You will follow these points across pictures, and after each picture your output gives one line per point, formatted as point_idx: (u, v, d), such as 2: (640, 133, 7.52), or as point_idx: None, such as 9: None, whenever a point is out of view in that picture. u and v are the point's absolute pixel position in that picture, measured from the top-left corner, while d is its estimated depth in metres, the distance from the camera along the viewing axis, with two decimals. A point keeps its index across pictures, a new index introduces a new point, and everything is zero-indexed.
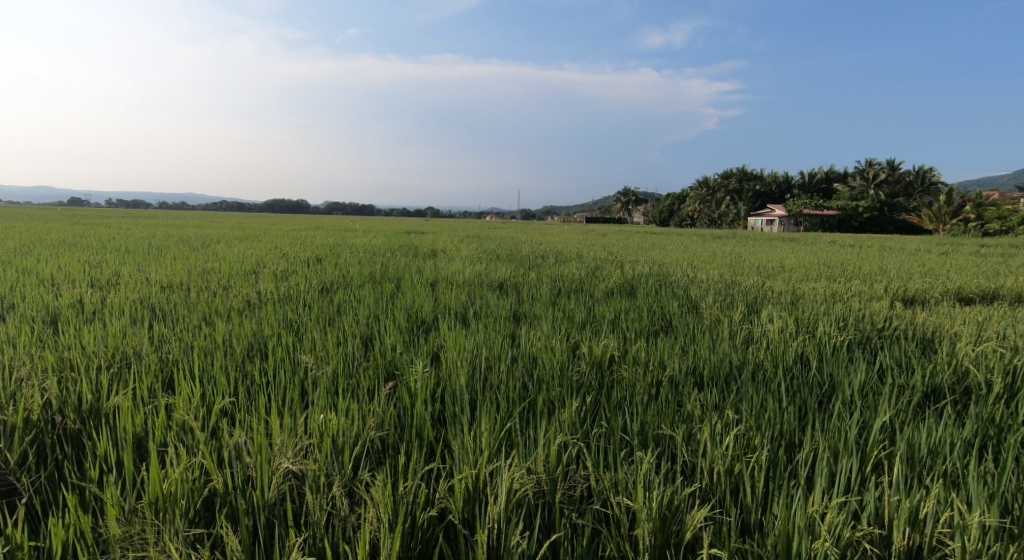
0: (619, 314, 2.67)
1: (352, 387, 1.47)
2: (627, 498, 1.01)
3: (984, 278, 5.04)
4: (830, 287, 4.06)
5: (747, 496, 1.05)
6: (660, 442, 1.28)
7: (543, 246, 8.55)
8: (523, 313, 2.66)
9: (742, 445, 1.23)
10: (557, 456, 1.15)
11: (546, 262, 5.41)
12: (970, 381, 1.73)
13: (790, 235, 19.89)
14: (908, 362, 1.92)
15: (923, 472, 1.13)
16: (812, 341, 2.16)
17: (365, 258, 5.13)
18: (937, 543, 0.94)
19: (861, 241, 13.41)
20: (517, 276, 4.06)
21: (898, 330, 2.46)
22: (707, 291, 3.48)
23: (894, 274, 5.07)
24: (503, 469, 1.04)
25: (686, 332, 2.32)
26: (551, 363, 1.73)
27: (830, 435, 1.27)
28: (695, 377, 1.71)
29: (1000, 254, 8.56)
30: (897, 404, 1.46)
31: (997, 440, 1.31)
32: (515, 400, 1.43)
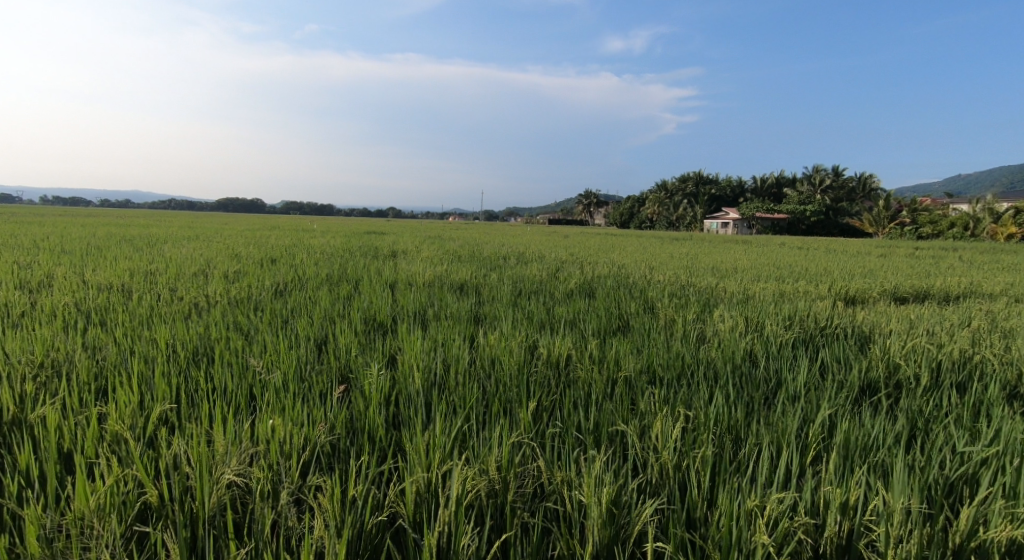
0: (577, 314, 2.72)
1: (303, 390, 1.44)
2: (579, 495, 1.03)
3: (918, 279, 5.35)
4: (778, 287, 4.22)
5: (693, 491, 1.08)
6: (614, 439, 1.31)
7: (503, 246, 8.60)
8: (483, 313, 2.67)
9: (692, 441, 1.26)
10: (511, 456, 1.16)
11: (506, 263, 5.43)
12: (901, 376, 1.84)
13: (740, 237, 20.65)
14: (847, 358, 2.02)
15: (856, 462, 1.19)
16: (760, 340, 2.25)
17: (322, 259, 5.02)
18: (865, 529, 0.99)
19: (807, 243, 14.11)
20: (478, 276, 4.07)
21: (839, 328, 2.59)
22: (663, 292, 3.58)
23: (837, 275, 5.31)
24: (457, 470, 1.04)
25: (641, 331, 2.39)
26: (508, 363, 1.73)
27: (773, 430, 1.32)
28: (648, 375, 1.75)
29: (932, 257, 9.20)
30: (836, 400, 1.53)
31: (924, 429, 1.40)
32: (471, 401, 1.43)
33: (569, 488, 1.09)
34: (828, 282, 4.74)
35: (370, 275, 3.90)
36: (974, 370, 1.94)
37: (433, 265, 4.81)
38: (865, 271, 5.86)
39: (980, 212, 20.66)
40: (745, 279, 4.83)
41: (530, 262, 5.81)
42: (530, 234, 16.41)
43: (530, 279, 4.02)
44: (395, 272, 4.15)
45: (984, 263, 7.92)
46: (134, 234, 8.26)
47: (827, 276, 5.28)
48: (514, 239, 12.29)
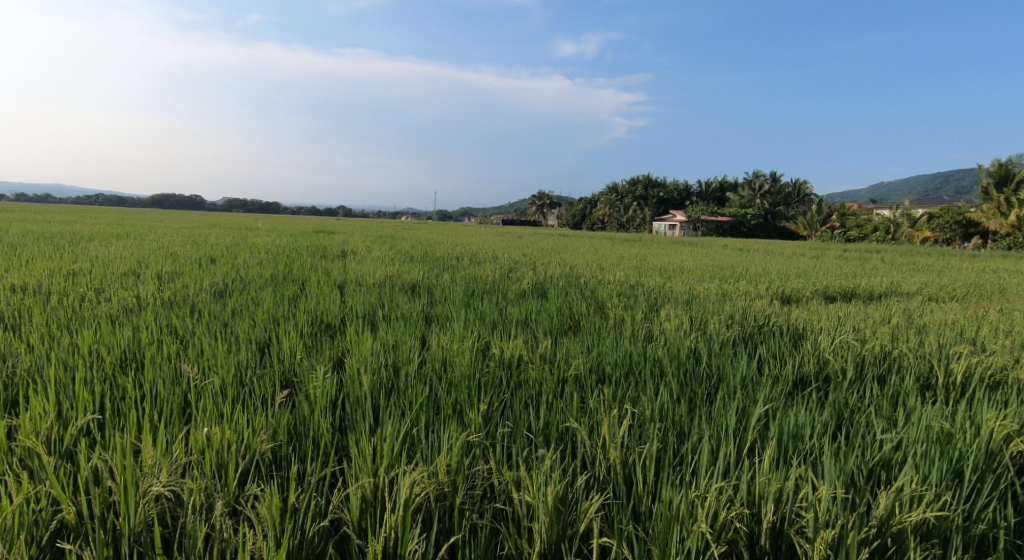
0: (529, 314, 2.74)
1: (242, 396, 1.38)
2: (527, 495, 1.03)
3: (846, 279, 5.69)
4: (721, 287, 4.39)
5: (638, 486, 1.11)
6: (562, 437, 1.32)
7: (456, 247, 8.55)
8: (434, 314, 2.64)
9: (638, 438, 1.29)
10: (460, 458, 1.15)
11: (458, 263, 5.40)
12: (830, 370, 1.95)
13: (685, 238, 21.35)
14: (782, 354, 2.13)
15: (788, 453, 1.25)
16: (704, 338, 2.33)
17: (265, 258, 4.83)
18: (796, 516, 1.04)
19: (746, 245, 14.76)
20: (429, 276, 4.03)
21: (775, 325, 2.73)
22: (612, 292, 3.65)
23: (774, 276, 5.58)
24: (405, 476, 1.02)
25: (591, 330, 2.43)
26: (459, 363, 1.72)
27: (714, 425, 1.37)
28: (597, 374, 1.78)
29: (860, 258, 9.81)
30: (772, 394, 1.61)
31: (850, 420, 1.49)
32: (421, 403, 1.41)
33: (517, 488, 1.09)
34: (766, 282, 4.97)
35: (317, 275, 3.79)
36: (894, 364, 2.08)
37: (383, 265, 4.72)
38: (800, 272, 6.18)
39: (901, 218, 22.19)
40: (690, 279, 4.99)
41: (483, 262, 5.81)
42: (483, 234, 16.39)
43: (482, 280, 4.01)
44: (344, 272, 4.05)
45: (904, 264, 8.51)
46: (55, 230, 7.69)
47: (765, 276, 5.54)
48: (466, 239, 12.25)
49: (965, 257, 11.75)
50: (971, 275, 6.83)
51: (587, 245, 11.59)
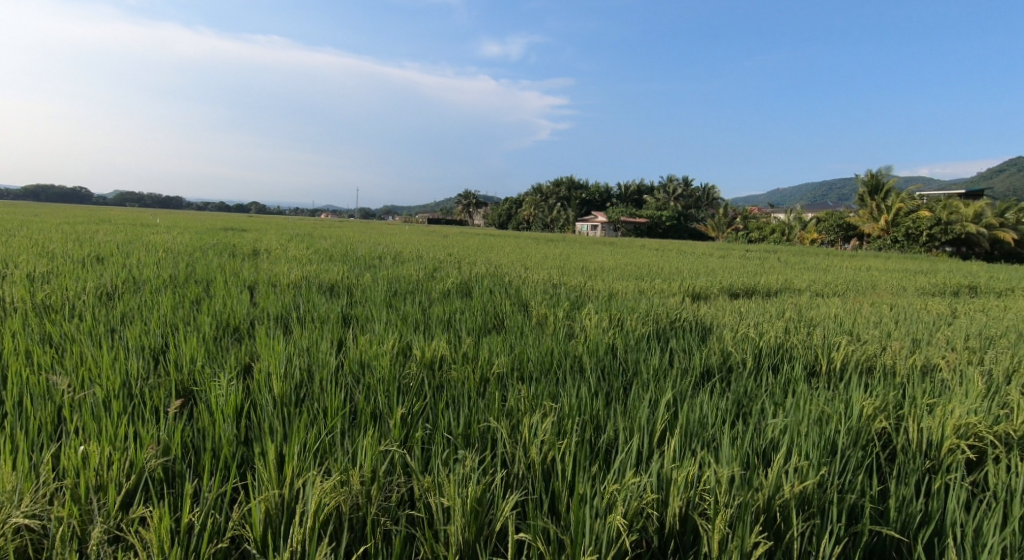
0: (453, 313, 2.71)
1: (130, 408, 1.25)
2: (445, 497, 1.01)
3: (748, 276, 6.13)
4: (637, 285, 4.58)
5: (556, 481, 1.13)
6: (483, 436, 1.32)
7: (378, 245, 8.33)
8: (353, 315, 2.55)
9: (557, 433, 1.31)
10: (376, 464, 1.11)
11: (380, 262, 5.25)
12: (733, 361, 2.09)
13: (602, 239, 22.11)
14: (691, 347, 2.25)
15: (693, 441, 1.32)
16: (621, 334, 2.42)
17: (163, 257, 4.44)
18: (701, 500, 1.09)
19: (660, 246, 15.49)
20: (349, 276, 3.89)
21: (686, 321, 2.88)
22: (535, 291, 3.70)
23: (685, 274, 5.91)
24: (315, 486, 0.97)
25: (514, 329, 2.45)
26: (378, 365, 1.67)
27: (628, 417, 1.43)
28: (519, 372, 1.79)
29: (760, 257, 10.61)
30: (681, 387, 1.69)
31: (749, 407, 1.60)
32: (337, 409, 1.34)
33: (433, 491, 1.07)
34: (678, 280, 5.25)
35: (224, 275, 3.54)
36: (787, 355, 2.26)
37: (299, 265, 4.50)
38: (707, 270, 6.59)
39: (793, 221, 24.25)
40: (609, 278, 5.17)
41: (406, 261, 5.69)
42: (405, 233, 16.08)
43: (404, 279, 3.93)
44: (255, 272, 3.82)
45: (795, 263, 9.30)
46: None
47: (676, 274, 5.85)
48: (389, 238, 11.95)
49: (846, 257, 13.06)
50: (847, 273, 7.60)
51: (510, 245, 11.68)
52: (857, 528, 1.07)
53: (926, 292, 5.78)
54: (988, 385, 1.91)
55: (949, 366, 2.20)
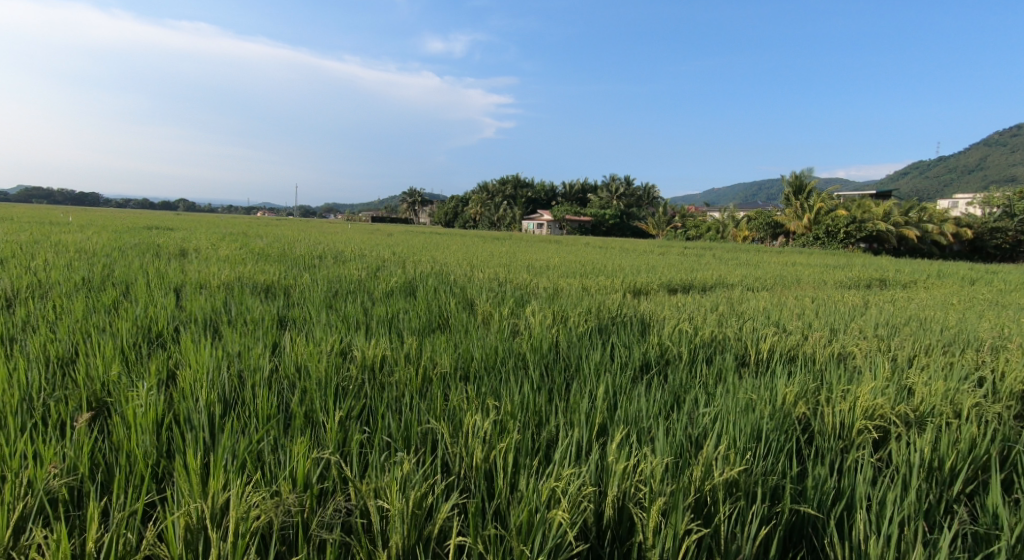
0: (396, 313, 2.67)
1: (32, 425, 1.16)
2: (381, 503, 1.00)
3: (685, 272, 6.37)
4: (581, 282, 4.66)
5: (496, 480, 1.13)
6: (424, 436, 1.30)
7: (318, 244, 8.06)
8: (290, 317, 2.46)
9: (499, 431, 1.31)
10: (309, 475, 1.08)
11: (319, 262, 5.08)
12: (669, 356, 2.17)
13: (546, 237, 22.36)
14: (631, 342, 2.32)
15: (630, 433, 1.37)
16: (564, 330, 2.46)
17: (77, 258, 4.11)
18: (636, 490, 1.13)
19: (602, 243, 15.82)
20: (287, 277, 3.75)
21: (627, 316, 2.97)
22: (481, 289, 3.70)
23: (626, 271, 6.07)
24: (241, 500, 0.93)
25: (459, 328, 2.44)
26: (315, 367, 1.62)
27: (569, 412, 1.45)
28: (462, 371, 1.78)
29: (697, 254, 11.07)
30: (620, 381, 1.74)
31: (683, 398, 1.67)
32: (269, 416, 1.29)
33: (371, 496, 1.05)
34: (618, 277, 5.39)
35: (147, 277, 3.31)
36: (720, 347, 2.37)
37: (231, 266, 4.29)
38: (647, 267, 6.80)
39: (725, 219, 25.44)
40: (552, 275, 5.23)
41: (347, 260, 5.54)
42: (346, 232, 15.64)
43: (346, 279, 3.82)
44: (182, 273, 3.60)
45: (727, 259, 9.77)
46: None
47: (617, 271, 6.00)
48: (330, 236, 11.60)
49: (774, 253, 13.83)
50: (774, 268, 8.05)
51: (455, 243, 11.61)
52: (778, 508, 1.13)
53: (842, 285, 6.20)
54: (893, 369, 2.08)
55: (863, 354, 2.37)
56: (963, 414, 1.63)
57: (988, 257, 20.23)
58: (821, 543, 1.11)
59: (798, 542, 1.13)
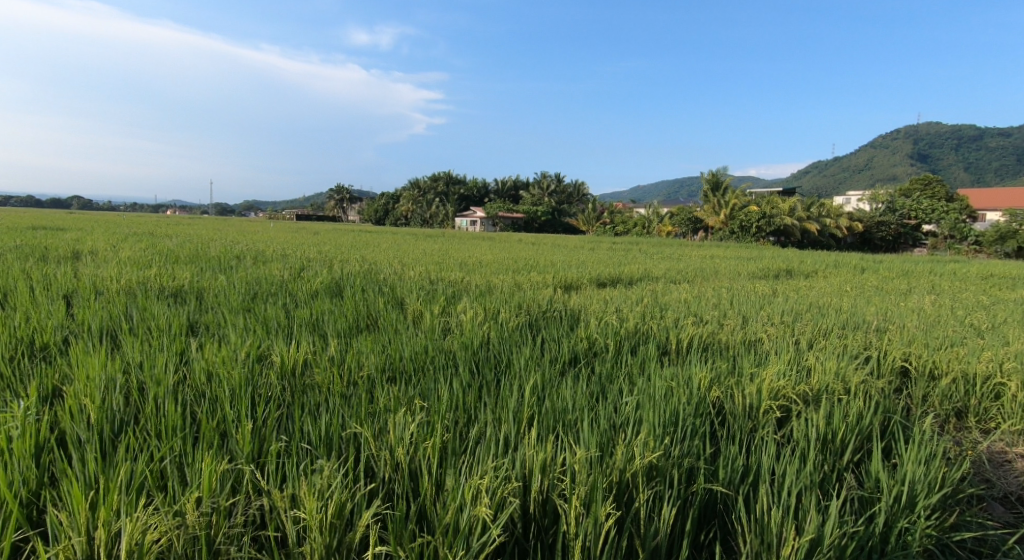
0: (321, 314, 2.57)
1: None
2: (297, 515, 0.96)
3: (612, 266, 6.58)
4: (513, 278, 4.70)
5: (421, 480, 1.12)
6: (347, 442, 1.27)
7: (236, 244, 7.62)
8: (202, 323, 2.30)
9: (425, 430, 1.30)
10: (219, 492, 1.02)
11: (236, 263, 4.80)
12: (596, 349, 2.24)
13: (476, 234, 22.33)
14: (559, 336, 2.37)
15: (556, 425, 1.39)
16: (495, 327, 2.47)
17: None
18: (559, 481, 1.15)
19: (532, 240, 16.01)
20: (200, 279, 3.51)
21: (557, 311, 3.03)
22: (412, 287, 3.64)
23: (556, 266, 6.18)
24: (138, 533, 0.86)
25: (387, 327, 2.39)
26: (228, 373, 1.53)
27: (497, 409, 1.46)
28: (389, 372, 1.75)
29: (624, 249, 11.45)
30: (549, 376, 1.77)
31: (607, 389, 1.72)
32: (173, 430, 1.21)
33: (286, 508, 1.01)
34: (549, 272, 5.48)
35: (33, 283, 2.99)
36: (643, 338, 2.47)
37: (134, 268, 3.96)
38: (575, 262, 6.97)
39: (647, 215, 26.50)
40: (484, 272, 5.24)
41: (267, 260, 5.28)
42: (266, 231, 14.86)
43: (266, 280, 3.64)
44: (75, 278, 3.29)
45: (652, 253, 10.21)
46: None
47: (546, 267, 6.09)
48: (251, 236, 11.02)
49: (693, 246, 14.57)
50: (693, 261, 8.49)
51: (387, 241, 11.30)
52: (693, 489, 1.20)
53: (755, 276, 6.65)
54: (797, 352, 2.26)
55: (770, 338, 2.56)
56: (851, 389, 1.80)
57: (876, 248, 22.37)
58: (730, 518, 1.19)
59: (710, 518, 1.20)
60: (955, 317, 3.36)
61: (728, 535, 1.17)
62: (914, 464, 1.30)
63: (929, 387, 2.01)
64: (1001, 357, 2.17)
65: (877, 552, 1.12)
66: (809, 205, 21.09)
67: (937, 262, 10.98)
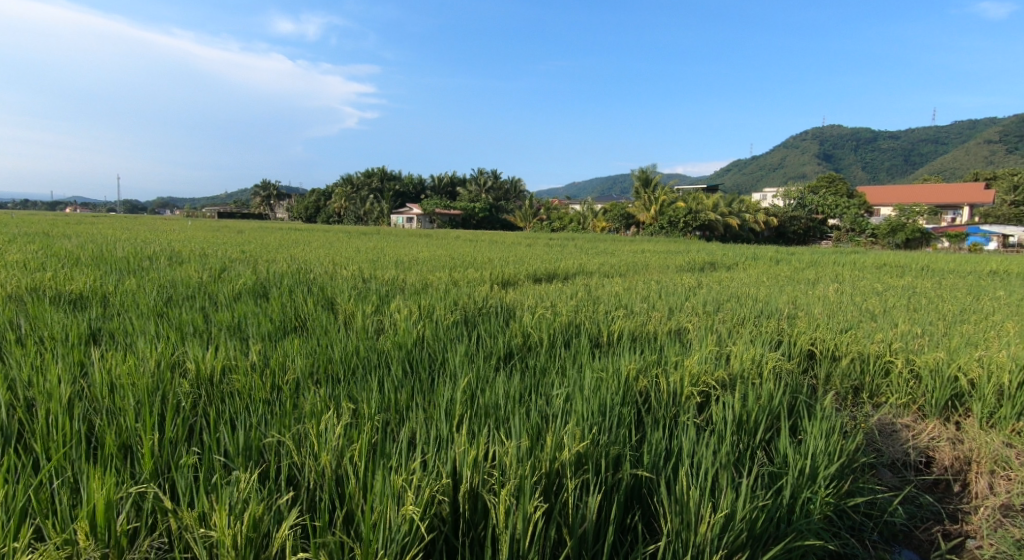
0: (243, 317, 2.45)
1: None
2: (210, 531, 0.92)
3: (547, 262, 6.67)
4: (449, 275, 4.67)
5: (347, 485, 1.09)
6: (267, 450, 1.21)
7: (150, 244, 7.09)
8: (106, 331, 2.12)
9: (352, 432, 1.26)
10: (118, 516, 0.95)
11: (149, 265, 4.47)
12: (530, 344, 2.27)
13: (410, 232, 21.95)
14: (494, 332, 2.38)
15: (487, 421, 1.40)
16: (429, 325, 2.44)
17: None
18: (488, 477, 1.15)
19: (469, 236, 15.90)
20: (106, 283, 3.24)
21: (492, 307, 3.03)
22: (344, 287, 3.53)
23: (492, 263, 6.19)
24: None
25: (315, 329, 2.31)
26: (134, 383, 1.42)
27: (429, 408, 1.45)
28: (317, 374, 1.69)
29: (560, 245, 11.63)
30: (482, 371, 1.77)
31: (539, 382, 1.74)
32: (67, 449, 1.11)
33: (197, 525, 0.96)
34: (484, 268, 5.48)
35: None
36: (576, 331, 2.52)
37: (27, 272, 3.59)
38: (512, 258, 7.01)
39: (580, 211, 27.07)
40: (418, 269, 5.16)
41: (184, 261, 4.95)
42: (184, 230, 13.91)
43: (183, 283, 3.40)
44: None
45: (587, 249, 10.44)
46: None
47: (482, 263, 6.09)
48: (165, 235, 10.27)
49: (627, 241, 15.00)
50: (626, 255, 8.77)
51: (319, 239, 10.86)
52: (619, 475, 1.24)
53: (682, 269, 6.95)
54: (719, 341, 2.38)
55: (695, 328, 2.68)
56: (764, 373, 1.92)
57: (789, 241, 24.00)
58: (653, 500, 1.24)
59: (636, 502, 1.26)
60: (855, 303, 3.68)
61: (651, 518, 1.23)
62: (817, 438, 1.41)
63: (832, 368, 2.19)
64: (891, 338, 2.40)
65: (785, 522, 1.21)
66: (730, 201, 22.31)
67: (840, 253, 11.94)
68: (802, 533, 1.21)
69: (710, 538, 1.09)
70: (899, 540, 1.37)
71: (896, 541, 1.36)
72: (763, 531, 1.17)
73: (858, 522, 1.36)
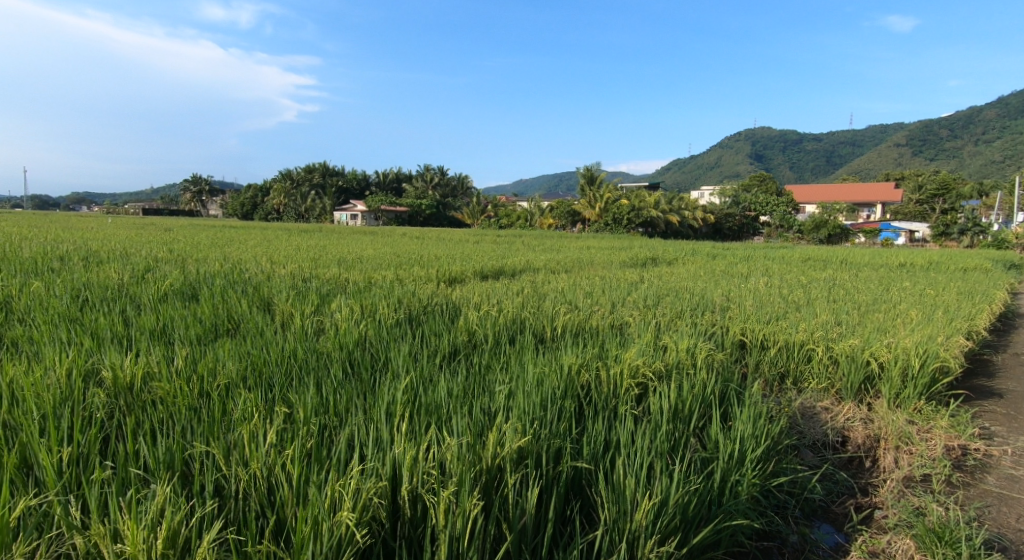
0: (169, 320, 2.31)
1: None
2: (123, 549, 0.87)
3: (494, 259, 6.67)
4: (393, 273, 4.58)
5: (278, 494, 1.05)
6: (191, 461, 1.15)
7: (66, 245, 6.55)
8: (10, 339, 1.95)
9: (285, 437, 1.22)
10: (17, 540, 0.88)
11: (61, 266, 4.13)
12: (474, 342, 2.26)
13: (354, 229, 21.39)
14: (438, 330, 2.35)
15: (429, 420, 1.38)
16: (371, 324, 2.38)
17: None
18: (427, 477, 1.14)
19: (416, 234, 15.66)
20: (11, 287, 2.97)
21: (437, 305, 3.00)
22: (282, 287, 3.39)
23: (438, 260, 6.13)
24: None
25: (249, 331, 2.21)
26: (39, 394, 1.31)
27: (369, 409, 1.42)
28: (250, 378, 1.62)
29: (508, 241, 11.65)
30: (424, 370, 1.75)
31: (483, 379, 1.74)
32: None
33: (109, 545, 0.90)
34: (429, 266, 5.41)
35: None
36: (521, 327, 2.53)
37: None
38: (458, 255, 6.97)
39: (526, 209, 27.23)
40: (361, 268, 5.03)
41: (103, 262, 4.61)
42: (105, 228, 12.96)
43: (101, 285, 3.16)
44: None
45: (535, 246, 10.50)
46: None
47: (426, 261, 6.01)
48: (81, 233, 9.50)
49: (573, 238, 15.22)
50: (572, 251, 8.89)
51: (256, 237, 10.38)
52: (559, 468, 1.26)
53: (626, 264, 7.12)
54: (658, 334, 2.45)
55: (636, 322, 2.75)
56: (698, 363, 2.00)
57: (724, 237, 25.09)
58: (592, 491, 1.27)
59: (575, 494, 1.28)
60: (784, 295, 3.88)
61: (590, 507, 1.26)
62: (745, 423, 1.48)
63: (761, 357, 2.30)
64: (814, 327, 2.55)
65: (715, 504, 1.27)
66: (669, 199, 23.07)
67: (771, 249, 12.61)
68: (731, 514, 1.28)
69: (644, 524, 1.12)
70: (818, 515, 1.47)
71: (815, 516, 1.46)
72: (695, 514, 1.22)
73: (782, 501, 1.45)
